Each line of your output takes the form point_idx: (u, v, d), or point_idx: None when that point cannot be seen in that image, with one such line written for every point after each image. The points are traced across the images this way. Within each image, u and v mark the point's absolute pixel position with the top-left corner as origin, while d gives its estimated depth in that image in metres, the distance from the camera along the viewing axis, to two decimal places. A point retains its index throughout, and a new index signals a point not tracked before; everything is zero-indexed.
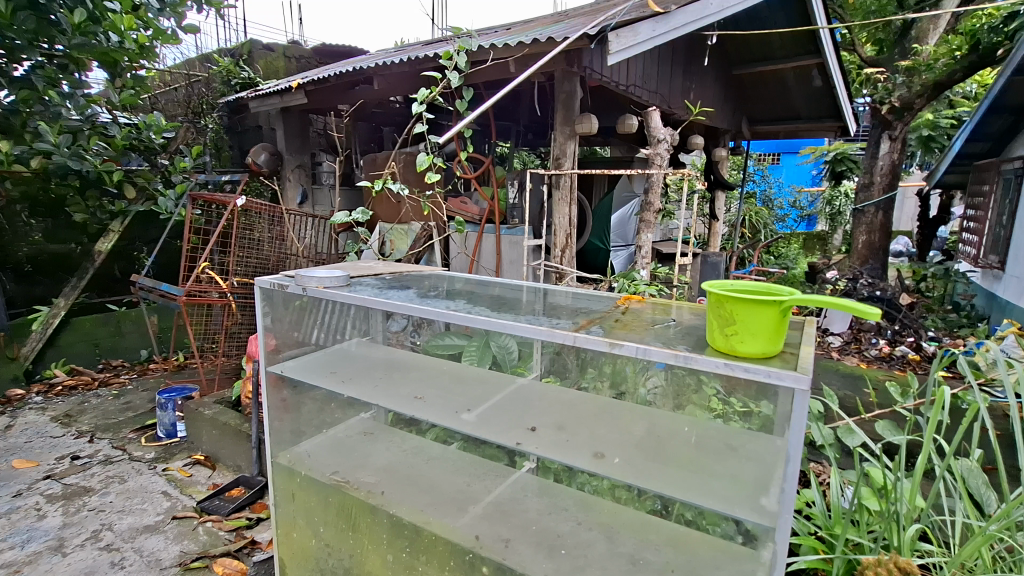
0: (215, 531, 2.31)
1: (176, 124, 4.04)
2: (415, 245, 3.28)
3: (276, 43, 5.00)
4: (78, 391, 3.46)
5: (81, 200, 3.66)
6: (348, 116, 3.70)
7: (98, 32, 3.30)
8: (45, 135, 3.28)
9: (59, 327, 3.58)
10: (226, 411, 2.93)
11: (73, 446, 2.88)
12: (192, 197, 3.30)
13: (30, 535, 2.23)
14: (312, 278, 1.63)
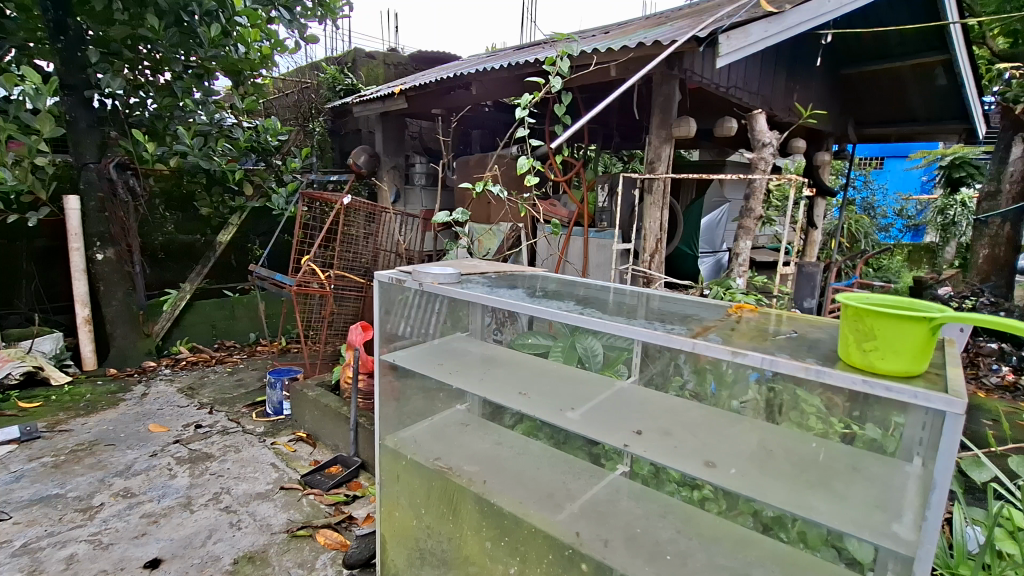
0: (317, 504, 2.51)
1: (288, 128, 4.42)
2: (502, 247, 3.38)
3: (377, 52, 5.28)
4: (199, 366, 3.85)
5: (207, 195, 4.15)
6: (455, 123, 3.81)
7: (228, 44, 3.68)
8: (182, 137, 3.69)
9: (185, 309, 4.01)
10: (326, 393, 3.16)
11: (196, 416, 3.21)
12: (303, 195, 3.58)
13: (164, 491, 2.52)
14: (427, 274, 1.74)
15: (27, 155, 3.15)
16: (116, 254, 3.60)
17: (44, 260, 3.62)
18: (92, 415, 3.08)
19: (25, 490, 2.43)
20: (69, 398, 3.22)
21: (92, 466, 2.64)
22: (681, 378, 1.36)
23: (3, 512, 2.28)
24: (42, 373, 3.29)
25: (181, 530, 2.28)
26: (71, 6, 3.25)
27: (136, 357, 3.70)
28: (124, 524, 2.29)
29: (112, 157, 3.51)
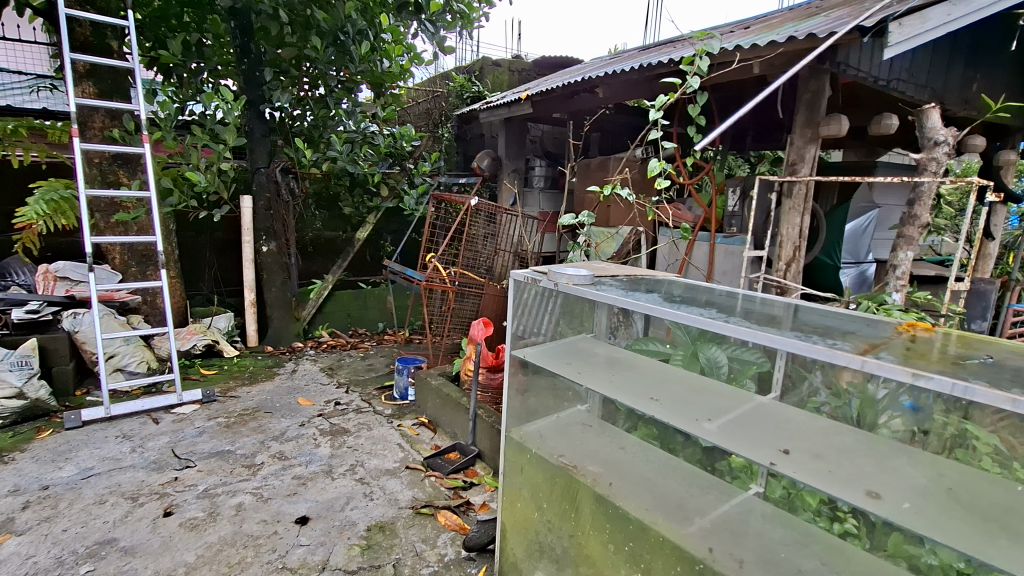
0: (438, 486, 2.68)
1: (421, 135, 4.77)
2: (620, 250, 3.35)
3: (503, 59, 5.47)
4: (337, 350, 4.29)
5: (351, 196, 4.58)
6: (586, 128, 3.81)
7: (375, 59, 4.07)
8: (334, 144, 4.15)
9: (328, 298, 4.49)
10: (447, 383, 3.36)
11: (335, 394, 3.58)
12: (434, 196, 3.87)
13: (311, 457, 2.86)
14: (563, 274, 1.84)
15: (216, 160, 3.73)
16: (277, 247, 4.12)
17: (223, 250, 4.26)
18: (254, 385, 3.57)
19: (206, 443, 2.88)
20: (237, 368, 3.76)
21: (255, 430, 3.06)
22: (813, 393, 1.30)
23: (190, 460, 2.72)
24: (217, 346, 3.87)
25: (324, 494, 2.57)
26: (254, 33, 3.73)
27: (287, 338, 4.21)
28: (279, 482, 2.63)
29: (279, 163, 4.05)
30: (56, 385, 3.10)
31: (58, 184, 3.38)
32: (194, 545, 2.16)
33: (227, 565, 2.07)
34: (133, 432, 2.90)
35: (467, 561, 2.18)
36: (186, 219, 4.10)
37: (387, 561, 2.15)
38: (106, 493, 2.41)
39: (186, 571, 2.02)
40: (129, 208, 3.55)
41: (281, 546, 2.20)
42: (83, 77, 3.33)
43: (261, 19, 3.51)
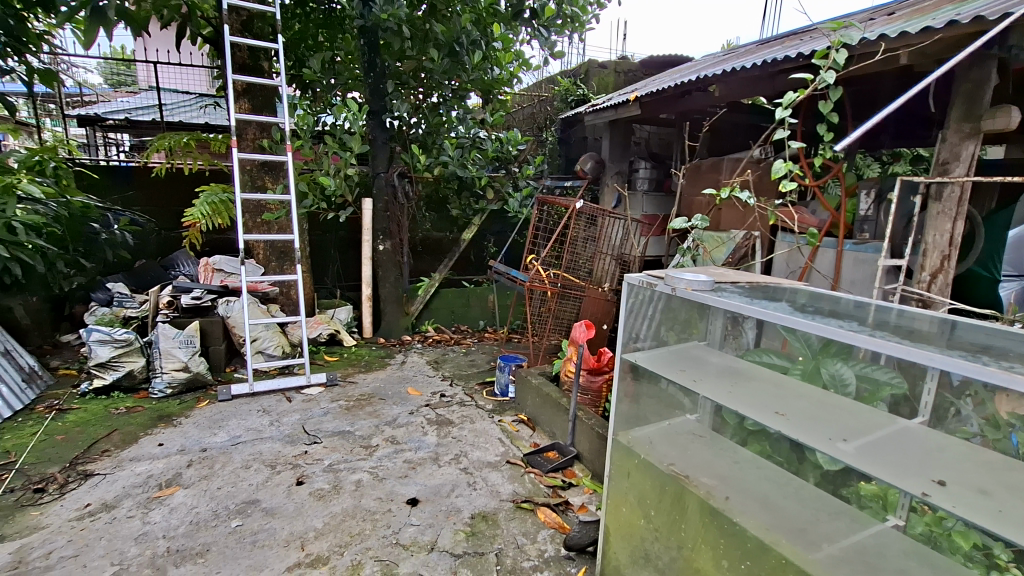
0: (537, 483, 2.73)
1: (526, 139, 4.88)
2: (733, 256, 3.18)
3: (609, 61, 5.43)
4: (442, 345, 4.52)
5: (459, 199, 4.81)
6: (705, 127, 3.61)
7: (486, 67, 4.25)
8: (446, 149, 4.42)
9: (435, 295, 4.74)
10: (547, 383, 3.41)
11: (441, 386, 3.79)
12: (541, 199, 4.13)
13: (419, 444, 3.05)
14: (681, 279, 1.78)
15: (344, 166, 4.10)
16: (392, 246, 4.45)
17: (345, 247, 4.68)
18: (369, 372, 3.87)
19: (330, 423, 3.18)
20: (355, 357, 4.11)
21: (371, 414, 3.32)
22: (964, 422, 1.18)
23: (317, 437, 3.02)
24: (338, 335, 4.25)
25: (432, 479, 2.73)
26: (380, 49, 4.02)
27: (397, 331, 4.51)
28: (392, 464, 2.83)
29: (397, 168, 4.36)
30: (212, 362, 3.59)
31: (218, 188, 3.90)
32: (321, 513, 2.41)
33: (349, 535, 2.28)
34: (271, 408, 3.28)
35: (567, 560, 2.20)
36: (317, 220, 4.55)
37: (490, 550, 2.24)
38: (250, 459, 2.76)
39: (314, 536, 2.26)
40: (272, 209, 4.01)
41: (394, 523, 2.37)
42: (241, 95, 3.83)
43: (386, 35, 3.80)
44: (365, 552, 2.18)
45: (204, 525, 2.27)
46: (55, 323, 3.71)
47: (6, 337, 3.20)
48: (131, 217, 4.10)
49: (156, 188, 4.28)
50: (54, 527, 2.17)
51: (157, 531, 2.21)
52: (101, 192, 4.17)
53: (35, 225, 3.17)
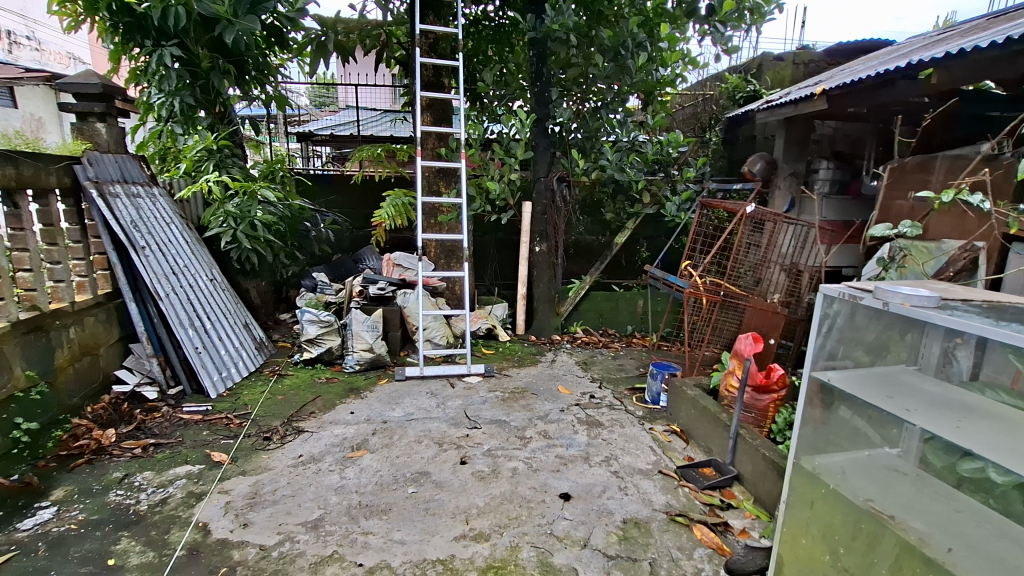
0: (692, 499, 2.62)
1: (687, 141, 4.70)
2: (944, 270, 2.68)
3: (787, 52, 4.95)
4: (590, 346, 4.55)
5: (614, 203, 4.80)
6: (924, 121, 3.08)
7: (651, 69, 4.21)
8: (605, 153, 4.43)
9: (584, 297, 4.79)
10: (705, 396, 3.23)
11: (590, 387, 3.83)
12: (702, 203, 3.90)
13: (570, 441, 3.11)
14: (896, 293, 1.52)
15: (508, 172, 4.34)
16: (548, 247, 4.63)
17: (501, 247, 5.06)
18: (522, 368, 4.07)
19: (488, 411, 3.41)
20: (509, 351, 4.35)
21: (525, 407, 3.49)
22: None
23: (477, 422, 3.26)
24: (494, 330, 4.54)
25: (584, 477, 2.77)
26: (548, 59, 4.21)
27: (548, 330, 4.68)
28: (545, 457, 2.94)
29: (556, 172, 4.51)
30: (390, 345, 4.07)
31: (402, 193, 4.41)
32: (482, 493, 2.60)
33: (507, 517, 2.42)
34: (437, 391, 3.62)
35: None
36: (481, 221, 4.94)
37: (643, 557, 2.21)
38: (422, 435, 3.07)
39: (477, 513, 2.44)
40: (444, 212, 4.42)
41: (548, 514, 2.47)
42: (424, 110, 4.29)
43: (554, 45, 3.99)
44: (523, 537, 2.30)
45: (386, 487, 2.59)
46: (276, 303, 4.52)
47: (245, 313, 3.98)
48: (333, 217, 4.83)
49: (353, 192, 4.99)
50: (277, 469, 2.65)
51: (351, 486, 2.58)
52: (312, 196, 4.98)
53: (269, 224, 3.88)
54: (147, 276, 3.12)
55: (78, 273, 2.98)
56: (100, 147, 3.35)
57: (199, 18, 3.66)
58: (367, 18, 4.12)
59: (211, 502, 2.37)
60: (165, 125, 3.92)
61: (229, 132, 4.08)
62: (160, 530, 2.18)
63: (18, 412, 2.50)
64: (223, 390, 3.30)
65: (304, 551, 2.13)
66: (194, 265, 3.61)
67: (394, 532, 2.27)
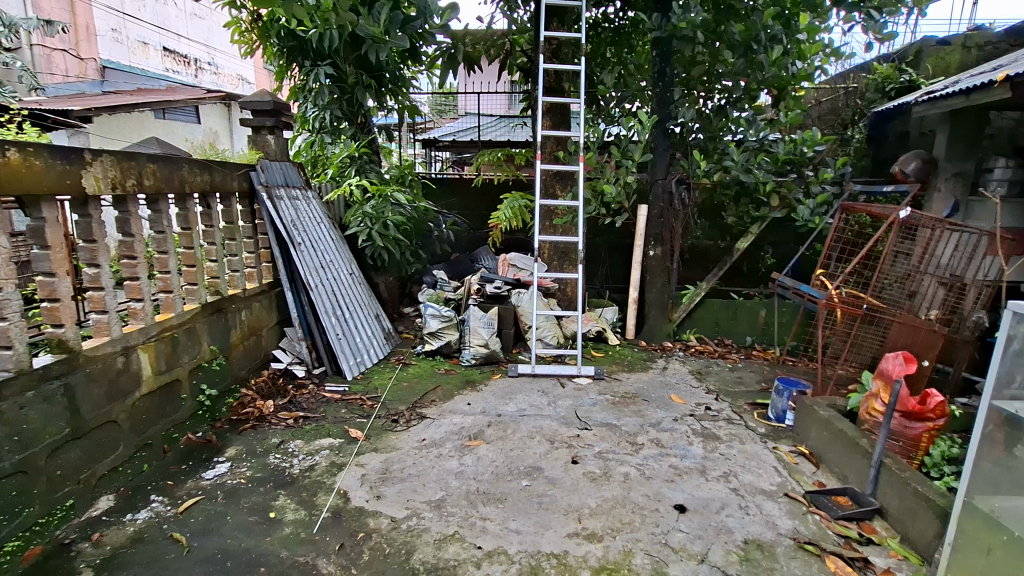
0: (824, 527, 2.40)
1: (827, 138, 4.29)
2: None
3: (955, 35, 4.36)
4: (705, 356, 4.35)
5: (736, 206, 4.55)
6: None
7: (787, 63, 3.98)
8: (730, 155, 4.20)
9: (699, 304, 4.59)
10: (841, 418, 2.94)
11: (705, 398, 3.67)
12: (843, 206, 3.57)
13: (685, 452, 3.01)
14: None
15: (625, 174, 4.28)
16: (663, 251, 4.51)
17: (614, 250, 5.03)
18: (633, 373, 4.01)
19: (598, 413, 3.41)
20: (619, 355, 4.32)
21: (636, 413, 3.44)
22: None
23: (588, 424, 3.27)
24: (604, 333, 4.53)
25: (700, 491, 2.66)
26: (672, 58, 4.22)
27: (659, 336, 4.56)
28: (658, 465, 2.88)
29: (675, 174, 4.37)
30: (504, 342, 4.24)
31: (519, 195, 4.57)
32: (594, 494, 2.61)
33: (620, 521, 2.41)
34: (548, 390, 3.69)
35: None
36: (595, 224, 4.97)
37: None
38: (534, 431, 3.16)
39: (589, 513, 2.46)
40: (559, 214, 4.51)
41: (662, 523, 2.41)
42: (545, 114, 4.39)
43: (680, 43, 3.94)
44: (636, 543, 2.27)
45: (502, 478, 2.70)
46: (400, 297, 4.88)
47: (376, 305, 4.37)
48: (454, 218, 5.14)
49: (472, 195, 5.26)
50: (404, 450, 2.88)
51: (469, 473, 2.72)
52: (435, 198, 5.33)
53: (399, 224, 4.23)
54: (302, 269, 3.55)
55: (249, 265, 3.48)
56: (269, 156, 3.84)
57: (349, 39, 4.09)
58: (493, 29, 4.34)
59: (350, 473, 2.64)
60: (317, 135, 4.40)
61: (369, 140, 4.48)
62: (310, 493, 2.48)
63: (203, 379, 2.97)
64: (357, 374, 3.66)
65: (429, 527, 2.30)
66: (338, 260, 4.03)
67: (510, 521, 2.37)
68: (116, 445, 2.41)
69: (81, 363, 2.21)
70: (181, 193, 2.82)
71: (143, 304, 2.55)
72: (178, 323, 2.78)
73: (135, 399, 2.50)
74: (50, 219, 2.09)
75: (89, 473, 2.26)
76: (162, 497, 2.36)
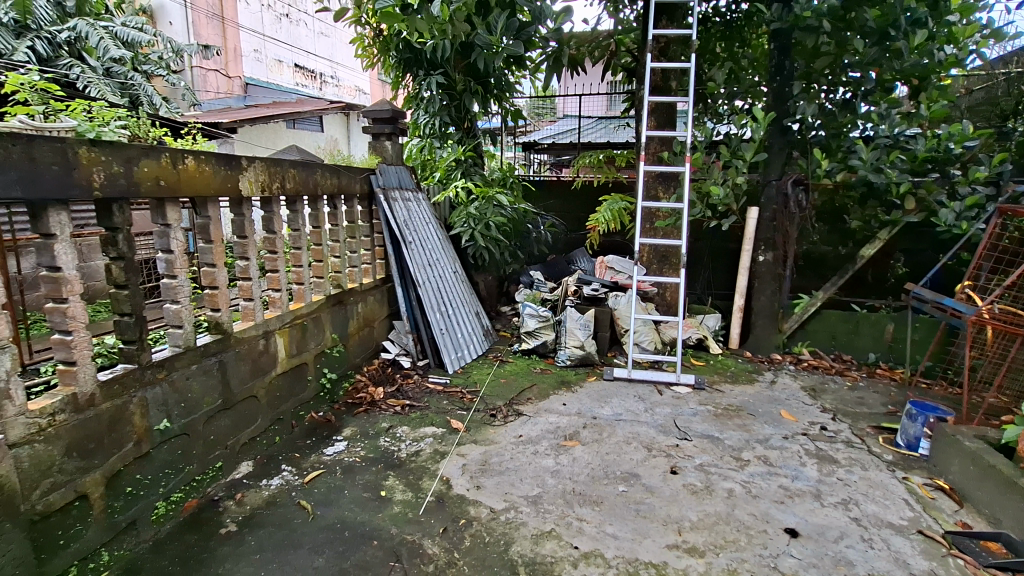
0: (969, 573, 2.11)
1: (981, 132, 3.76)
2: None
3: None
4: (819, 372, 4.01)
5: (861, 209, 4.15)
6: None
7: (932, 50, 3.57)
8: (858, 153, 3.83)
9: (814, 315, 4.23)
10: (993, 452, 2.57)
11: (821, 418, 3.38)
12: (1000, 209, 3.13)
13: (797, 473, 2.79)
14: None
15: (734, 174, 4.06)
16: (774, 257, 4.23)
17: (718, 255, 4.80)
18: (737, 385, 3.79)
19: (699, 424, 3.28)
20: (721, 365, 4.11)
21: (740, 426, 3.26)
22: None
23: (688, 434, 3.15)
24: (706, 341, 4.36)
25: (815, 516, 2.46)
26: (792, 50, 3.99)
27: (767, 348, 4.28)
28: (766, 484, 2.70)
29: (791, 175, 4.09)
30: (598, 344, 4.18)
31: (620, 197, 4.52)
32: (695, 507, 2.51)
33: (723, 538, 2.30)
34: (645, 396, 3.60)
35: None
36: (698, 227, 4.78)
37: None
38: (631, 437, 3.10)
39: (690, 526, 2.37)
40: (661, 217, 4.40)
41: (771, 546, 2.26)
42: (650, 114, 4.31)
43: (801, 34, 3.69)
44: (741, 563, 2.15)
45: (599, 480, 2.69)
46: (498, 296, 5.02)
47: (477, 303, 4.54)
48: (552, 220, 5.21)
49: (571, 197, 5.30)
50: (502, 444, 2.97)
51: (565, 473, 2.74)
52: (534, 200, 5.43)
53: (500, 225, 4.36)
54: (412, 266, 3.79)
55: (365, 261, 3.78)
56: (386, 161, 4.14)
57: (459, 48, 4.30)
58: (598, 30, 4.34)
59: (452, 461, 2.77)
60: (427, 141, 4.67)
61: (474, 144, 4.67)
62: (416, 476, 2.64)
63: (326, 363, 3.27)
64: (458, 368, 3.83)
65: (527, 521, 2.35)
66: (443, 259, 4.25)
67: (607, 525, 2.35)
68: (255, 417, 2.72)
69: (233, 343, 2.54)
70: (314, 195, 3.13)
71: (280, 294, 2.86)
72: (307, 312, 3.09)
73: (272, 377, 2.82)
74: (213, 218, 2.41)
75: (235, 440, 2.58)
76: (291, 468, 2.64)
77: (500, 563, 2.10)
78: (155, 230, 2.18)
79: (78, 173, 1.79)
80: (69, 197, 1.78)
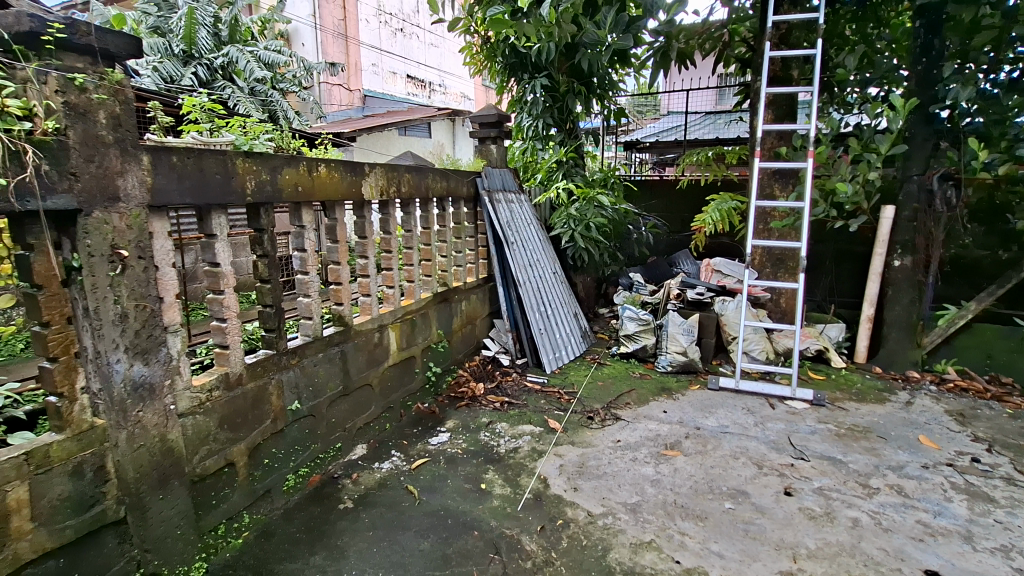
0: None
1: None
2: None
3: None
4: (970, 395, 3.48)
5: None
6: None
7: None
8: None
9: (962, 329, 3.72)
10: None
11: (972, 448, 2.93)
12: None
13: (940, 509, 2.45)
14: None
15: (866, 169, 3.64)
16: (913, 262, 3.77)
17: (843, 259, 4.38)
18: (864, 404, 3.41)
19: (818, 443, 3.00)
20: (845, 381, 3.72)
21: (868, 450, 2.93)
22: None
23: (804, 454, 2.90)
24: (826, 353, 3.97)
25: (966, 561, 2.13)
26: (942, 27, 3.56)
27: (902, 364, 3.81)
28: (900, 518, 2.40)
29: (938, 168, 3.67)
30: (703, 351, 3.98)
31: (730, 197, 4.25)
32: (814, 534, 2.29)
33: (847, 572, 2.08)
34: (754, 409, 3.37)
35: None
36: (821, 228, 4.42)
37: None
38: (739, 451, 2.92)
39: (807, 554, 2.17)
40: (777, 216, 4.09)
41: None
42: (766, 107, 4.04)
43: (956, 8, 3.29)
44: None
45: (702, 495, 2.56)
46: (597, 298, 4.97)
47: (575, 304, 4.53)
48: (655, 221, 5.08)
49: (676, 197, 5.13)
50: (600, 448, 2.94)
51: (666, 483, 2.64)
52: (636, 201, 5.33)
53: (601, 225, 4.32)
54: (513, 265, 3.88)
55: (470, 261, 3.93)
56: (491, 164, 4.26)
57: (564, 49, 4.34)
58: (710, 22, 4.12)
59: (549, 461, 2.79)
60: (530, 143, 4.74)
61: (576, 144, 4.68)
62: (514, 472, 2.70)
63: (432, 357, 3.46)
64: (556, 368, 3.85)
65: (625, 529, 2.30)
66: (544, 259, 4.29)
67: (711, 543, 2.23)
68: (369, 404, 2.95)
69: (352, 335, 2.77)
70: (426, 197, 3.32)
71: (394, 290, 3.07)
72: (417, 308, 3.28)
73: (385, 367, 3.03)
74: (340, 220, 2.64)
75: (352, 423, 2.81)
76: (400, 453, 2.82)
77: (596, 567, 2.08)
78: (293, 231, 2.43)
79: (235, 181, 2.06)
80: (228, 201, 2.05)
